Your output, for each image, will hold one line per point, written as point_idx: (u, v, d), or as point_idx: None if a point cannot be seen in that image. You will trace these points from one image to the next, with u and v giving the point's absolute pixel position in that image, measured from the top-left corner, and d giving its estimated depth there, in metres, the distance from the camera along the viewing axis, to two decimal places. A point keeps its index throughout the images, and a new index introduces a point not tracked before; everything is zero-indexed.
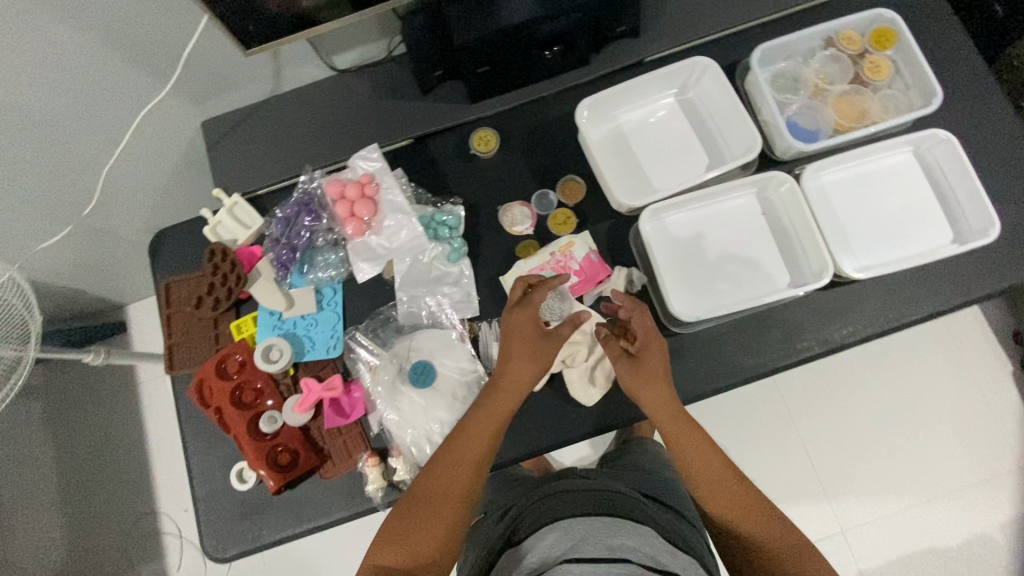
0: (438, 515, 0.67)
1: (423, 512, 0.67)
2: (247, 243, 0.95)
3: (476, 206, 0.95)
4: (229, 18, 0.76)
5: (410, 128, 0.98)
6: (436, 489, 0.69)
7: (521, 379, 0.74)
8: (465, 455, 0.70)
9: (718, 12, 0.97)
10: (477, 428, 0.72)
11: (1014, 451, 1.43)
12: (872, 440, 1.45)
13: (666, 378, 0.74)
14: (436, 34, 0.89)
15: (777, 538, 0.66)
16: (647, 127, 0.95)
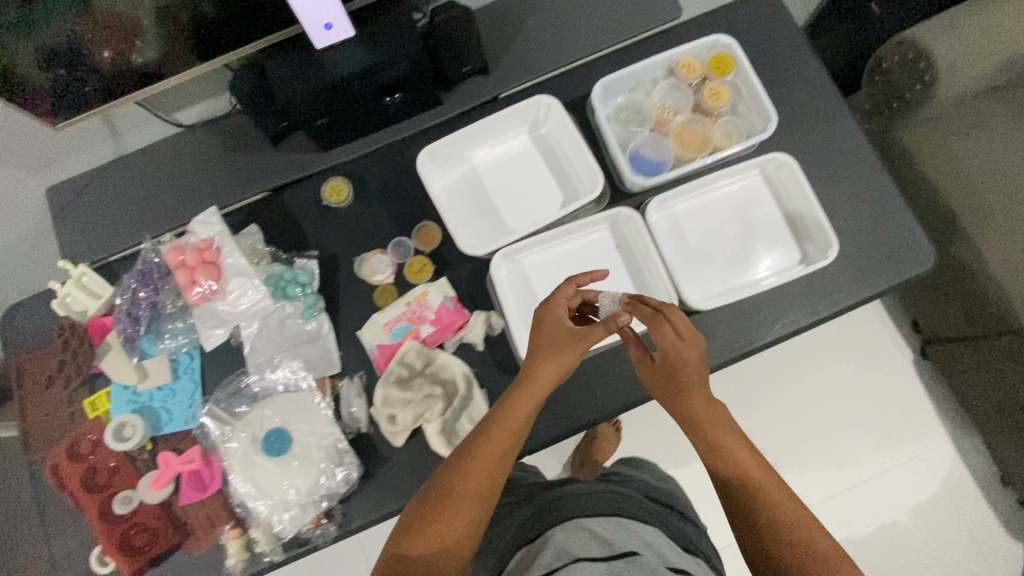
0: (458, 510, 0.65)
1: (441, 505, 0.65)
2: (99, 314, 0.91)
3: (335, 257, 0.93)
4: (62, 75, 0.74)
5: (263, 181, 0.95)
6: (458, 481, 0.67)
7: (541, 380, 0.72)
8: (493, 449, 0.69)
9: (567, 45, 0.97)
10: (506, 422, 0.71)
11: (920, 437, 1.47)
12: (784, 438, 1.48)
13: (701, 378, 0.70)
14: (262, 94, 0.86)
15: (803, 524, 0.62)
16: (502, 167, 0.95)
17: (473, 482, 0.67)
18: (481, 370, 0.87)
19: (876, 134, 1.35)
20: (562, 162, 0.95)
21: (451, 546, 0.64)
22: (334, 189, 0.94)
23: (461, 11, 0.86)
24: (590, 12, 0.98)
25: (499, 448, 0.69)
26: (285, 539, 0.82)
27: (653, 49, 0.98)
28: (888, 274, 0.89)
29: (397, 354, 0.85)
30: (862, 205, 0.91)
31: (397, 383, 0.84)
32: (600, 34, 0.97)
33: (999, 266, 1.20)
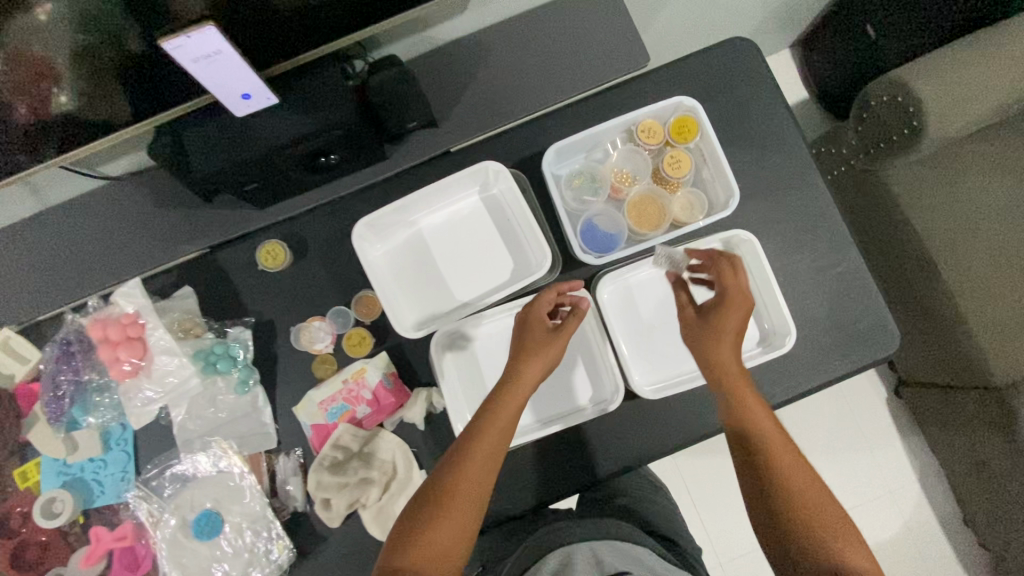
0: (461, 508, 0.64)
1: (443, 503, 0.64)
2: (28, 379, 0.88)
3: (272, 324, 0.88)
4: None
5: (197, 240, 0.90)
6: (455, 474, 0.66)
7: (526, 379, 0.71)
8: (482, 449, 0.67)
9: (523, 96, 0.90)
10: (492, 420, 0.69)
11: (887, 475, 1.47)
12: None
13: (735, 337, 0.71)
14: (174, 164, 0.77)
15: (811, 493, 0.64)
16: (450, 231, 0.89)
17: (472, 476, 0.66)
18: (421, 449, 0.84)
19: (858, 171, 1.28)
20: (513, 225, 0.89)
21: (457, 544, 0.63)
22: (270, 253, 0.88)
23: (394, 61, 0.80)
24: (550, 60, 0.91)
25: (494, 441, 0.68)
26: None
27: (615, 99, 0.91)
28: (850, 357, 0.85)
29: (332, 436, 0.81)
30: (828, 282, 0.87)
31: (330, 466, 0.81)
32: (559, 86, 0.91)
33: (978, 315, 1.16)
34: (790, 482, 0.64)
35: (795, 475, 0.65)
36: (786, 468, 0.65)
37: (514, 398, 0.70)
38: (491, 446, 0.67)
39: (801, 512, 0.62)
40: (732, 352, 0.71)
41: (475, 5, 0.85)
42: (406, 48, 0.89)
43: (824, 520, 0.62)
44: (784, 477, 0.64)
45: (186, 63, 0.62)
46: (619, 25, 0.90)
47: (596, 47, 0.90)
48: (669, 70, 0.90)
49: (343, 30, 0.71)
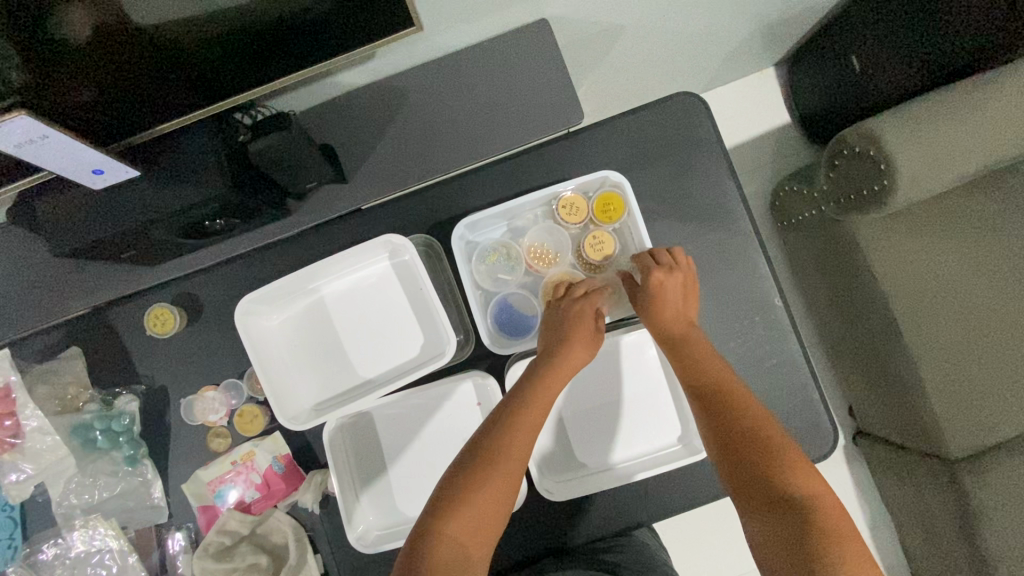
0: (503, 475, 0.59)
1: (486, 469, 0.59)
2: None
3: (164, 390, 0.82)
4: None
5: (76, 295, 0.80)
6: (487, 461, 0.60)
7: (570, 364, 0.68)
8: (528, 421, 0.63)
9: (442, 151, 0.82)
10: (537, 396, 0.65)
11: None
12: None
13: (684, 299, 0.73)
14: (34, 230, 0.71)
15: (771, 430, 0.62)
16: (352, 301, 0.82)
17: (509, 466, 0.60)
18: (317, 532, 0.80)
19: (828, 219, 1.17)
20: (423, 299, 0.81)
21: (488, 524, 0.57)
22: (158, 318, 0.81)
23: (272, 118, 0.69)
24: (474, 112, 0.81)
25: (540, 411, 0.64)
26: None
27: (545, 159, 0.84)
28: None
29: (219, 520, 0.78)
30: (762, 376, 0.80)
31: (216, 552, 0.77)
32: (482, 141, 0.82)
33: (937, 385, 1.08)
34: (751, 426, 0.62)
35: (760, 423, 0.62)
36: (740, 414, 0.63)
37: (546, 387, 0.66)
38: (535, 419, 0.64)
39: (752, 451, 0.60)
40: (674, 316, 0.72)
41: (387, 53, 0.76)
42: (313, 95, 0.80)
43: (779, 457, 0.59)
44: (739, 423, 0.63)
45: (7, 148, 0.54)
46: (552, 77, 0.81)
47: (526, 101, 0.81)
48: (604, 131, 0.83)
49: (208, 96, 0.63)
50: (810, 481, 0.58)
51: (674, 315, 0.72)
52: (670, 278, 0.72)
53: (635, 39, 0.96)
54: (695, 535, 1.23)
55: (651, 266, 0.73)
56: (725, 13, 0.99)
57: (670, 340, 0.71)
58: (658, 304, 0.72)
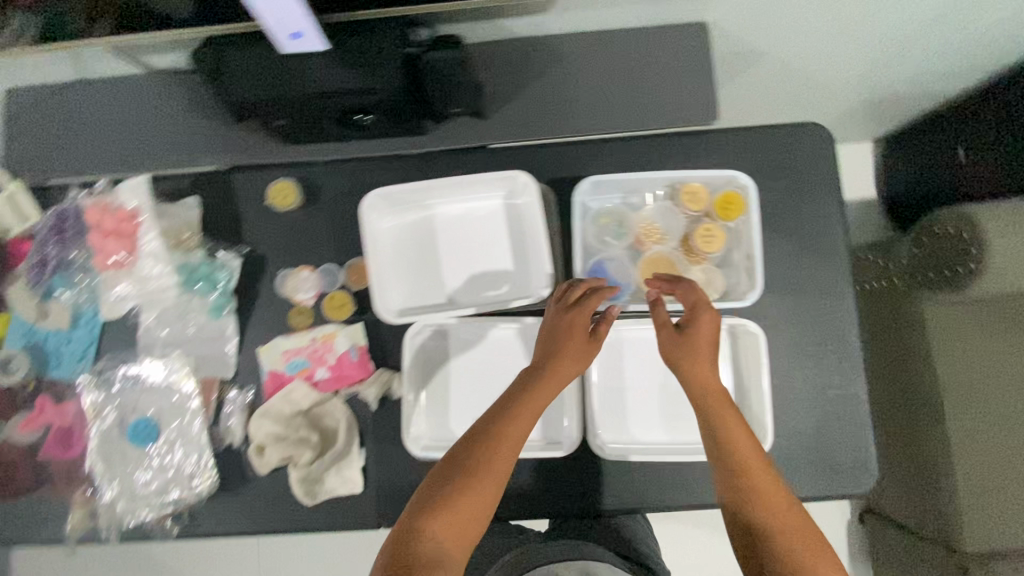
0: (480, 492, 0.62)
1: (465, 484, 0.62)
2: (21, 236, 0.90)
3: (263, 260, 0.87)
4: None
5: (219, 154, 0.89)
6: (468, 476, 0.63)
7: (550, 385, 0.68)
8: (510, 435, 0.64)
9: (578, 114, 0.87)
10: (516, 412, 0.66)
11: None
12: None
13: (711, 342, 0.69)
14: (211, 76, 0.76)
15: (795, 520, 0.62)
16: (461, 227, 0.86)
17: (482, 484, 0.63)
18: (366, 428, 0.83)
19: (899, 292, 1.19)
20: (524, 242, 0.85)
21: (462, 534, 0.61)
22: (280, 192, 0.87)
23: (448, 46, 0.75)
24: (616, 87, 0.87)
25: (522, 425, 0.65)
26: (126, 522, 0.81)
27: (669, 149, 0.88)
28: (821, 483, 0.80)
29: (285, 388, 0.82)
30: (823, 404, 0.82)
31: (276, 416, 0.82)
32: (617, 115, 0.87)
33: (970, 477, 1.09)
34: (772, 510, 0.62)
35: (782, 507, 0.62)
36: (764, 493, 0.63)
37: (536, 398, 0.67)
38: (517, 436, 0.65)
39: (778, 535, 0.61)
40: (699, 360, 0.68)
41: (560, 12, 0.82)
42: (478, 33, 0.86)
43: (810, 545, 0.60)
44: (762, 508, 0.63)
45: None
46: (696, 77, 0.86)
47: (668, 91, 0.86)
48: (728, 139, 0.87)
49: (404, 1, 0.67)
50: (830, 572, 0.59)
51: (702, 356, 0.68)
52: (702, 318, 0.69)
53: (770, 69, 1.01)
54: (688, 560, 1.23)
55: (690, 299, 0.70)
56: (855, 70, 1.04)
57: (705, 396, 0.67)
58: (693, 337, 0.69)
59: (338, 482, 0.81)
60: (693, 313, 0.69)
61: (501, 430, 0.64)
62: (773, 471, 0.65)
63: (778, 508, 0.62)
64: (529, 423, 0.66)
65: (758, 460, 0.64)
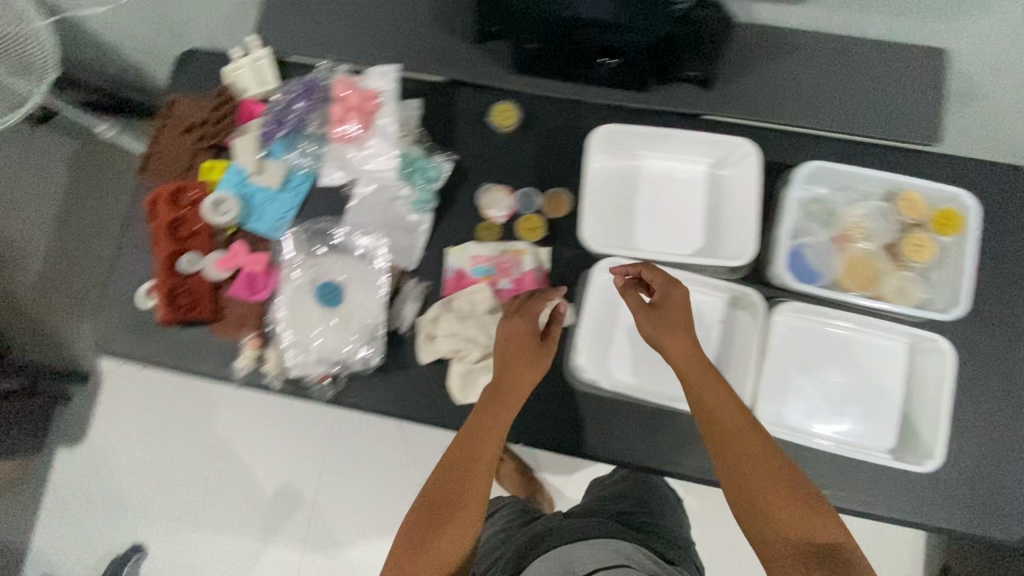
0: (463, 510, 0.65)
1: (442, 512, 0.64)
2: (254, 98, 0.96)
3: (467, 170, 0.92)
4: None
5: (449, 67, 0.94)
6: (449, 491, 0.66)
7: (514, 398, 0.73)
8: (484, 447, 0.69)
9: (801, 104, 0.88)
10: (481, 422, 0.71)
11: None
12: None
13: (689, 323, 0.71)
14: None
15: (800, 518, 0.60)
16: (663, 184, 0.88)
17: (461, 495, 0.66)
18: None
19: None
20: (723, 214, 0.86)
21: (454, 554, 0.62)
22: (502, 112, 0.93)
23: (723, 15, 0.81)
24: (845, 88, 0.88)
25: (491, 436, 0.70)
26: (290, 374, 0.87)
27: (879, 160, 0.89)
28: (969, 517, 0.79)
29: (469, 289, 0.87)
30: (985, 439, 0.81)
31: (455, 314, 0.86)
32: (838, 115, 0.88)
33: None
34: (773, 509, 0.61)
35: (766, 475, 0.63)
36: (772, 502, 0.61)
37: (499, 407, 0.72)
38: (488, 441, 0.70)
39: (787, 535, 0.60)
40: (676, 335, 0.70)
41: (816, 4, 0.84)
42: None
43: (773, 495, 0.62)
44: (748, 482, 0.63)
45: None
46: (928, 99, 0.87)
47: (894, 104, 0.88)
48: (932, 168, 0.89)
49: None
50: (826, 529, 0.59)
51: (676, 335, 0.70)
52: (676, 295, 0.73)
53: None
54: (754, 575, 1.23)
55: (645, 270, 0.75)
56: None
57: (693, 390, 0.68)
58: (668, 314, 0.72)
59: None
60: (665, 289, 0.73)
61: (459, 447, 0.70)
62: (749, 432, 0.65)
63: (775, 510, 0.61)
64: (501, 429, 0.71)
65: (757, 463, 0.64)
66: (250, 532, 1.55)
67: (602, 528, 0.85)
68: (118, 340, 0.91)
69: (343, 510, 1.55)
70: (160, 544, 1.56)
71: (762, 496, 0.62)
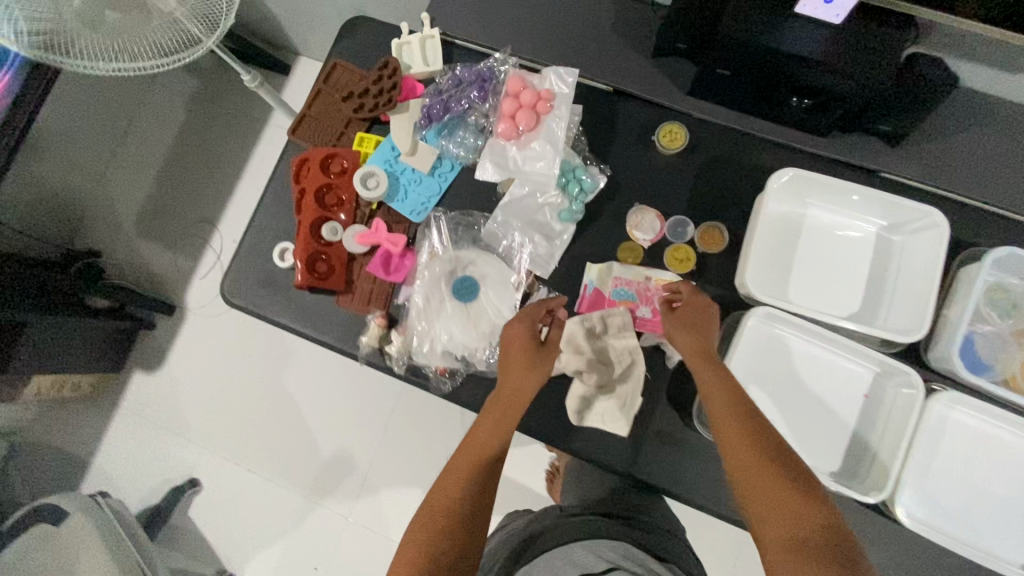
0: (471, 484, 0.69)
1: (450, 488, 0.69)
2: (416, 77, 0.96)
3: (620, 186, 0.89)
4: None
5: (619, 77, 0.91)
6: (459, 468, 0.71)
7: (524, 386, 0.75)
8: (489, 424, 0.73)
9: (1000, 181, 0.81)
10: (494, 404, 0.75)
11: None
12: None
13: (705, 325, 0.75)
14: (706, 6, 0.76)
15: (793, 511, 0.61)
16: (826, 238, 0.84)
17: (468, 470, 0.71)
18: (648, 382, 0.85)
19: None
20: (890, 283, 0.81)
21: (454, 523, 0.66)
22: (669, 134, 0.88)
23: (950, 78, 0.72)
24: None
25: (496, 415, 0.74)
26: (411, 360, 0.86)
27: None
28: None
29: (606, 311, 0.84)
30: None
31: (586, 333, 0.83)
32: None
33: None
34: (766, 507, 0.62)
35: (762, 470, 0.64)
36: (767, 497, 0.62)
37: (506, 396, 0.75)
38: (495, 415, 0.74)
39: (778, 529, 0.61)
40: (692, 334, 0.74)
41: None
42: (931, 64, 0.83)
43: (767, 489, 0.63)
44: (747, 485, 0.64)
45: None
46: None
47: None
48: None
49: (930, 0, 0.64)
50: (817, 519, 0.60)
51: (688, 335, 0.74)
52: (696, 299, 0.77)
53: None
54: None
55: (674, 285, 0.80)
56: None
57: (707, 384, 0.71)
58: (687, 318, 0.76)
59: (607, 418, 0.82)
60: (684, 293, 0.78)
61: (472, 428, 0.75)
62: (750, 425, 0.67)
63: (766, 506, 0.62)
64: (511, 417, 0.74)
65: (755, 453, 0.65)
66: (301, 487, 1.59)
67: (585, 527, 0.79)
68: (249, 293, 0.93)
69: (393, 484, 1.58)
70: (215, 482, 1.61)
71: (758, 490, 0.63)
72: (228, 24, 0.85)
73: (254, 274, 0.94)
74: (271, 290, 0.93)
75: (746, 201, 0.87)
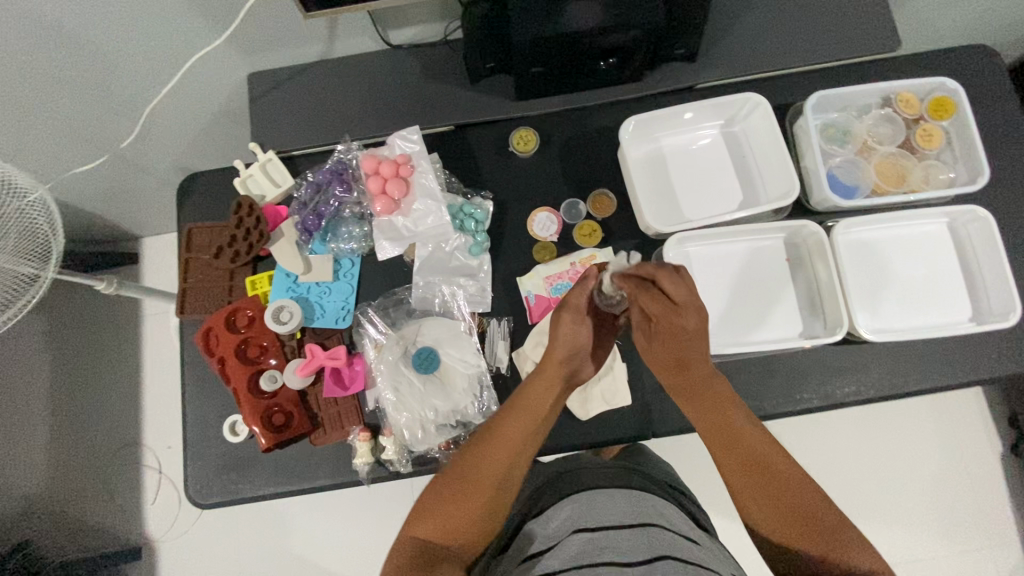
0: (481, 483, 0.64)
1: (467, 478, 0.64)
2: (275, 202, 0.95)
3: (505, 202, 0.94)
4: None
5: (453, 113, 0.96)
6: (466, 458, 0.66)
7: (559, 366, 0.71)
8: (520, 426, 0.68)
9: (785, 46, 0.94)
10: (530, 402, 0.69)
11: (1003, 537, 1.37)
12: (866, 498, 1.39)
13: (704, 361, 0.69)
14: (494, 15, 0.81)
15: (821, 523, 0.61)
16: (688, 155, 0.94)
17: (486, 462, 0.65)
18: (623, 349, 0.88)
19: None
20: (751, 167, 0.93)
21: (461, 528, 0.63)
22: (522, 139, 0.95)
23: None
24: (817, 21, 0.94)
25: (526, 412, 0.69)
26: (412, 453, 0.85)
27: (863, 75, 0.96)
28: None
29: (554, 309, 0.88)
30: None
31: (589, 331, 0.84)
32: (821, 47, 0.93)
33: None
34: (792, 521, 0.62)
35: (773, 486, 0.64)
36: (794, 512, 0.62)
37: (538, 388, 0.70)
38: (529, 407, 0.69)
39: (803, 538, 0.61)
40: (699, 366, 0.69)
41: None
42: None
43: (791, 501, 0.63)
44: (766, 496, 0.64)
45: None
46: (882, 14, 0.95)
47: (865, 19, 0.93)
48: (919, 60, 0.96)
49: None
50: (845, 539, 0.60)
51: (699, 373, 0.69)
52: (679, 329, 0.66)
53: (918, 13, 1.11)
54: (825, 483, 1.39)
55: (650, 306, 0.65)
56: None
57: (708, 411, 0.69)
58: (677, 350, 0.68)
59: (608, 398, 0.86)
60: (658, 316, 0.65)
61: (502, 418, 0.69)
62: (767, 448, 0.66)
63: (799, 524, 0.61)
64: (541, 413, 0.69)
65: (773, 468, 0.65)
66: None
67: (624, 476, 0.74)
68: (220, 482, 0.87)
69: None
70: None
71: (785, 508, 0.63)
72: (58, 245, 0.85)
73: (215, 460, 0.88)
74: (240, 467, 0.87)
75: (613, 160, 0.95)
